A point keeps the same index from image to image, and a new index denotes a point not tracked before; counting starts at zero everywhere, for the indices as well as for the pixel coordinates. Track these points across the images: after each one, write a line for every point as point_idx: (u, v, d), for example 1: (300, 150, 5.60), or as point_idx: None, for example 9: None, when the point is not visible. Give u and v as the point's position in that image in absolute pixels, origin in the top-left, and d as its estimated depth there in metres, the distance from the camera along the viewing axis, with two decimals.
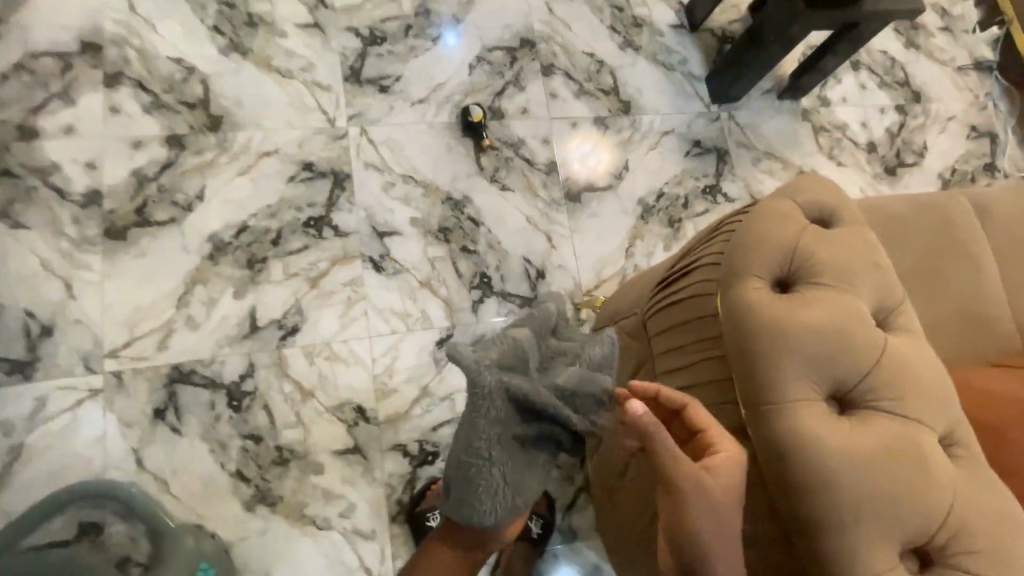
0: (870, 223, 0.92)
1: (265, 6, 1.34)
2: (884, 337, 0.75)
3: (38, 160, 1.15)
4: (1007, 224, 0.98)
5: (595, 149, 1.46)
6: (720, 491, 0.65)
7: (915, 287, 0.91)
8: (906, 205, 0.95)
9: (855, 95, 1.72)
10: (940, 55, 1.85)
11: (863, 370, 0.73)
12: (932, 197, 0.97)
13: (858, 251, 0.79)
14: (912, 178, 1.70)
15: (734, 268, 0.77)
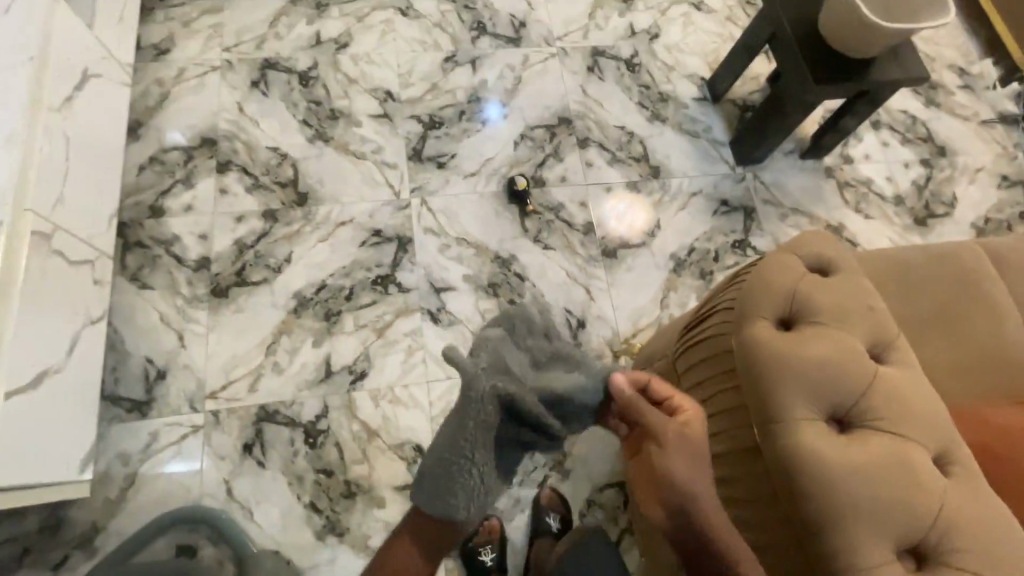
0: (882, 269, 1.00)
1: (345, 102, 1.61)
2: (877, 368, 0.84)
3: (163, 233, 1.40)
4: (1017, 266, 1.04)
5: (629, 208, 1.61)
6: (687, 447, 0.79)
7: (929, 327, 0.98)
8: (916, 250, 1.03)
9: (878, 152, 1.81)
10: (961, 111, 1.93)
11: (859, 397, 0.83)
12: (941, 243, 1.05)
13: (856, 293, 0.89)
14: (944, 227, 1.74)
15: (745, 311, 0.88)
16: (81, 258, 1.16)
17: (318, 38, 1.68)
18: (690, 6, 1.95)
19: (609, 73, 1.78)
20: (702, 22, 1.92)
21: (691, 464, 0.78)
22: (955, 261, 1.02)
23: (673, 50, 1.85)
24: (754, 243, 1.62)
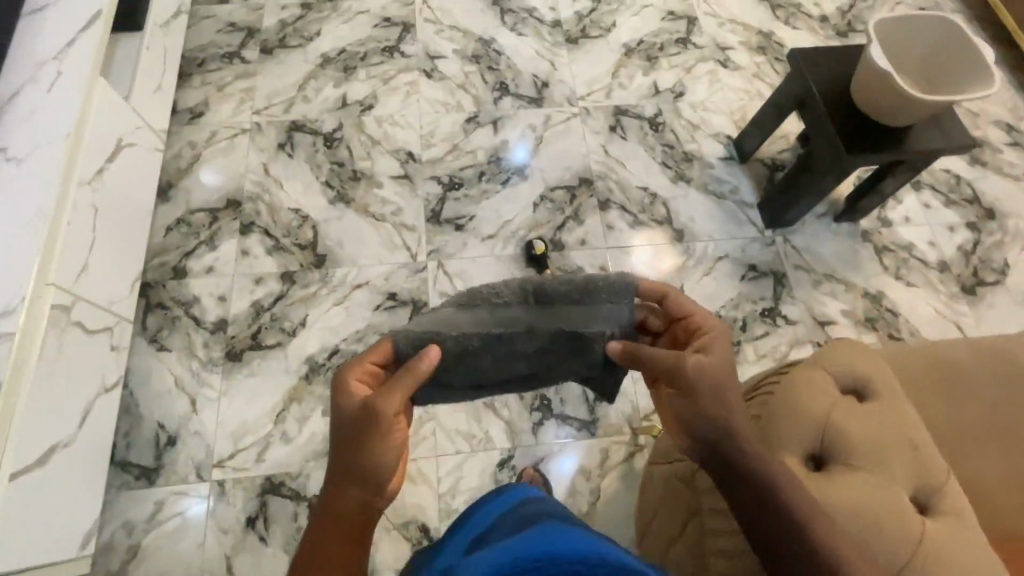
0: (927, 375, 0.92)
1: (367, 163, 1.63)
2: (921, 523, 0.76)
3: (184, 294, 1.43)
4: None
5: (653, 250, 1.59)
6: (713, 374, 0.80)
7: (986, 443, 0.89)
8: (969, 351, 0.94)
9: (919, 214, 1.71)
10: (1010, 170, 1.82)
11: (903, 556, 0.74)
12: (999, 341, 0.95)
13: (893, 428, 0.82)
14: (996, 297, 1.62)
15: (769, 439, 0.81)
16: (99, 326, 1.17)
17: (344, 100, 1.73)
18: (716, 63, 1.92)
19: (633, 132, 1.76)
20: (728, 79, 1.90)
21: (717, 387, 0.79)
22: (1012, 359, 0.93)
23: (698, 108, 1.83)
24: (784, 312, 1.54)
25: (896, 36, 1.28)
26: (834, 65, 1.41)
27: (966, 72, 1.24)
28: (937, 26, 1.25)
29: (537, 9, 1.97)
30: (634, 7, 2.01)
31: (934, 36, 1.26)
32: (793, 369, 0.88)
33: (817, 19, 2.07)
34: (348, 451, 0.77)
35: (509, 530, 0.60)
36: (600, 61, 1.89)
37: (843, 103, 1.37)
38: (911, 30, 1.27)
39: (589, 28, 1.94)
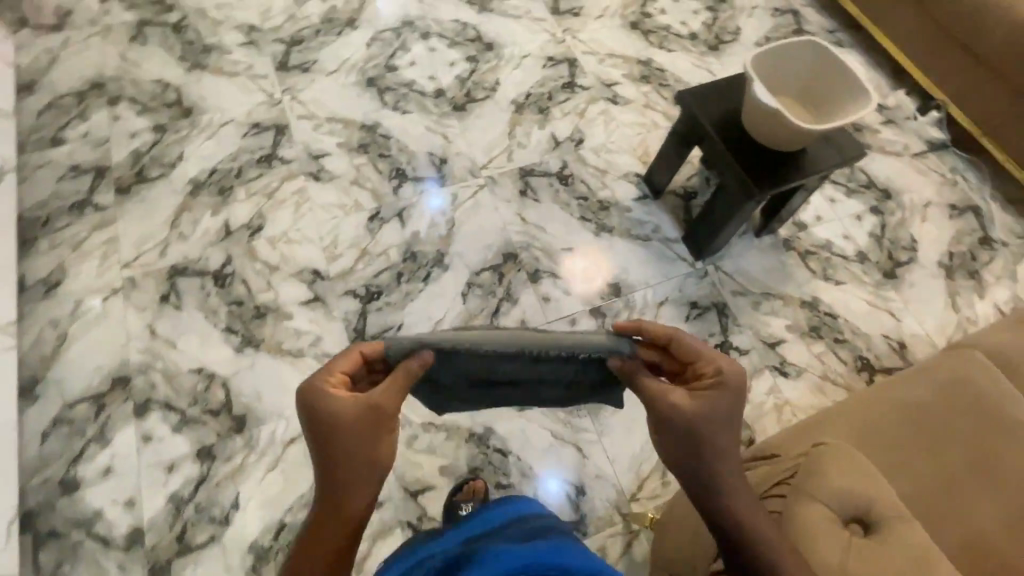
0: (906, 432, 0.92)
1: (270, 294, 1.46)
2: None
3: (83, 512, 1.21)
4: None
5: (589, 265, 1.60)
6: (697, 417, 0.80)
7: (984, 487, 0.88)
8: (930, 391, 0.95)
9: (827, 210, 1.78)
10: (891, 147, 1.94)
11: None
12: (949, 368, 0.98)
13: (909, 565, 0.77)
14: (914, 274, 1.70)
15: None
16: None
17: (227, 227, 1.55)
18: (606, 102, 1.92)
19: (544, 191, 1.71)
20: (622, 116, 1.89)
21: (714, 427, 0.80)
22: (966, 384, 0.96)
23: (601, 152, 1.81)
24: (734, 343, 1.53)
25: (768, 66, 1.32)
26: (719, 100, 1.41)
27: (841, 87, 1.29)
28: (802, 51, 1.30)
29: (416, 82, 1.88)
30: (513, 60, 1.97)
31: (802, 61, 1.31)
32: (794, 504, 0.83)
33: (687, 37, 2.12)
34: (347, 457, 0.77)
35: (510, 540, 0.73)
36: (493, 124, 1.82)
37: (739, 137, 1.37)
38: (780, 59, 1.31)
39: (473, 92, 1.88)
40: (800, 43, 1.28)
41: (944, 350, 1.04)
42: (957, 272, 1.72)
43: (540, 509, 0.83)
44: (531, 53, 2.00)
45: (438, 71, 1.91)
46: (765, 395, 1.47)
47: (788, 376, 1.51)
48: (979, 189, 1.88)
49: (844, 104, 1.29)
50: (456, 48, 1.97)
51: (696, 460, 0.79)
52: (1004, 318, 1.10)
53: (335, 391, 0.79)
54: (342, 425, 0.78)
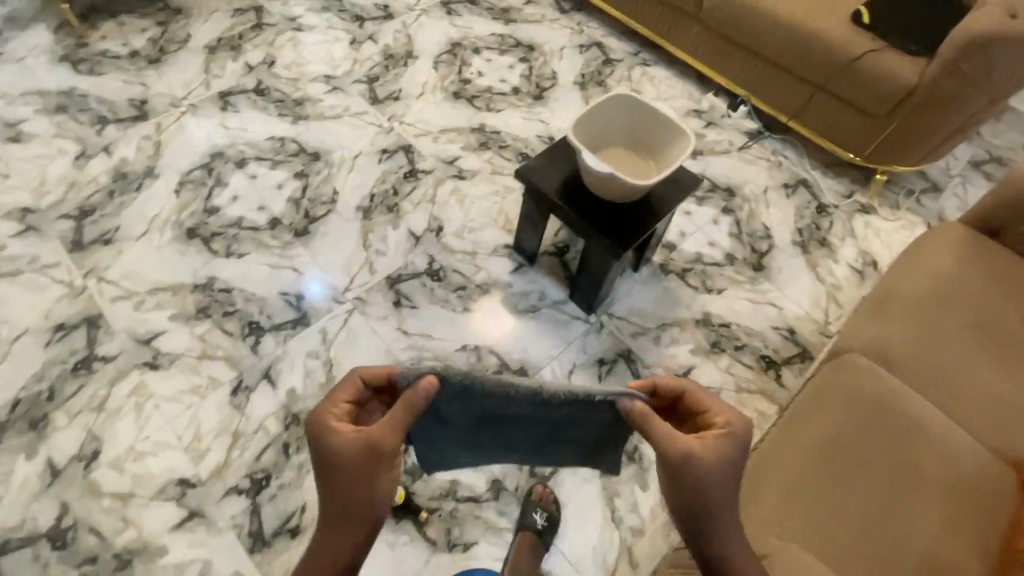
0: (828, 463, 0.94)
1: (132, 531, 1.22)
2: None
3: None
4: (906, 353, 1.06)
5: (496, 311, 1.60)
6: (710, 469, 0.80)
7: (907, 491, 0.92)
8: (833, 409, 0.99)
9: (687, 224, 1.86)
10: (719, 147, 2.08)
11: None
12: (842, 377, 1.02)
13: None
14: (778, 260, 1.81)
15: None
16: None
17: (53, 467, 1.28)
18: (453, 180, 1.86)
19: (418, 294, 1.60)
20: (473, 190, 1.85)
21: (723, 475, 0.80)
22: (862, 390, 1.00)
23: (463, 233, 1.74)
24: None
25: (584, 128, 1.35)
26: (554, 168, 1.38)
27: (657, 124, 1.33)
28: (608, 105, 1.34)
29: (244, 217, 1.70)
30: (345, 163, 1.86)
31: (613, 114, 1.36)
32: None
33: (510, 93, 2.15)
34: (344, 499, 0.79)
35: None
36: (343, 238, 1.69)
37: (586, 198, 1.35)
38: (593, 119, 1.35)
39: (312, 210, 1.73)
40: (603, 99, 1.32)
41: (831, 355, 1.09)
42: (810, 244, 1.87)
43: None
44: (361, 151, 1.90)
45: (266, 198, 1.74)
46: None
47: None
48: (802, 161, 2.07)
49: (667, 138, 1.33)
50: (280, 168, 1.82)
51: (697, 514, 0.80)
52: (871, 298, 1.17)
53: (337, 423, 0.82)
54: (343, 458, 0.80)
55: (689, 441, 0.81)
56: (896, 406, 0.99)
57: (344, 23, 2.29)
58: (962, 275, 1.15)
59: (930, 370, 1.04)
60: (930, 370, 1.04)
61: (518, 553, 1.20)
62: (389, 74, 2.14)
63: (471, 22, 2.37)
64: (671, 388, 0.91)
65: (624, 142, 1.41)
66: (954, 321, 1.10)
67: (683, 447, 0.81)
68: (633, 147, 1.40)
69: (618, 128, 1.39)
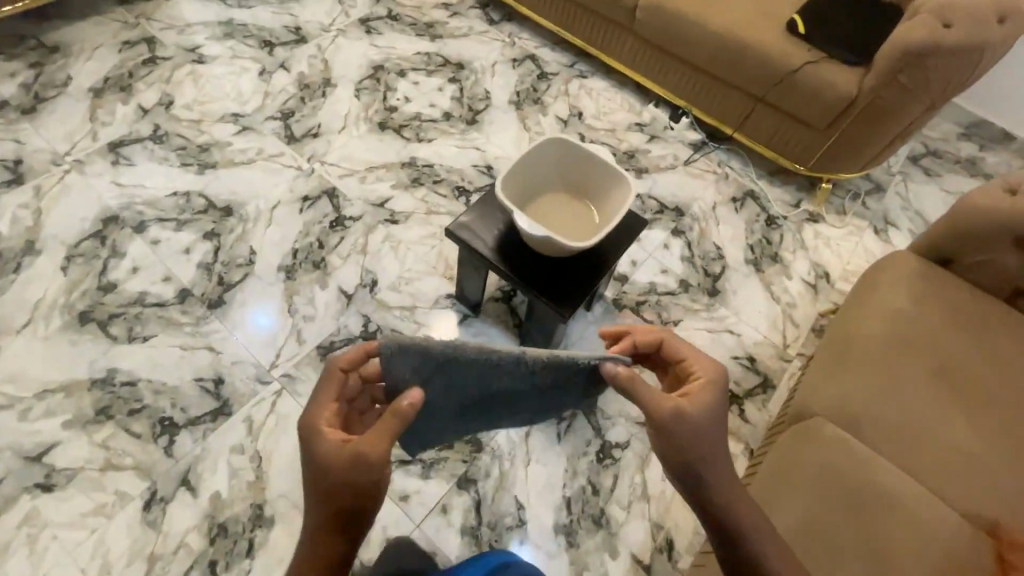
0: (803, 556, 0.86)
1: None
2: None
3: None
4: (869, 413, 0.99)
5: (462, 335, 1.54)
6: (697, 416, 0.87)
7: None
8: (803, 491, 0.91)
9: (638, 252, 1.77)
10: (664, 163, 2.01)
11: None
12: (807, 449, 0.96)
13: None
14: (732, 282, 1.76)
15: None
16: None
17: None
18: (384, 224, 1.71)
19: None
20: (408, 234, 1.70)
21: (710, 420, 0.88)
22: (829, 459, 0.94)
23: (400, 286, 1.60)
24: (613, 440, 1.43)
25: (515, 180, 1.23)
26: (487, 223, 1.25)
27: (595, 169, 1.22)
28: (540, 153, 1.23)
29: (147, 292, 1.50)
30: (261, 216, 1.67)
31: (546, 162, 1.25)
32: None
33: (441, 118, 2.00)
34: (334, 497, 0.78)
35: None
36: (265, 306, 1.52)
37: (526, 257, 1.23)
38: (523, 169, 1.23)
39: (226, 276, 1.55)
40: (533, 149, 1.21)
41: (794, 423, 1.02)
42: (763, 261, 1.82)
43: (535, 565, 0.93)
44: (279, 200, 1.72)
45: (172, 267, 1.55)
46: (664, 481, 1.39)
47: None
48: (748, 171, 2.02)
49: (606, 185, 1.22)
50: (186, 229, 1.62)
51: (690, 460, 0.86)
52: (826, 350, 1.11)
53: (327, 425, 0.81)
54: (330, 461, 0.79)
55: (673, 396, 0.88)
56: (866, 474, 0.92)
57: (250, 51, 2.07)
58: (917, 313, 1.11)
59: (895, 429, 0.98)
60: (895, 429, 0.97)
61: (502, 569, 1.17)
62: (305, 107, 1.95)
63: (392, 40, 2.19)
64: (649, 341, 0.99)
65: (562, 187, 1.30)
66: (915, 366, 1.04)
67: (670, 406, 0.86)
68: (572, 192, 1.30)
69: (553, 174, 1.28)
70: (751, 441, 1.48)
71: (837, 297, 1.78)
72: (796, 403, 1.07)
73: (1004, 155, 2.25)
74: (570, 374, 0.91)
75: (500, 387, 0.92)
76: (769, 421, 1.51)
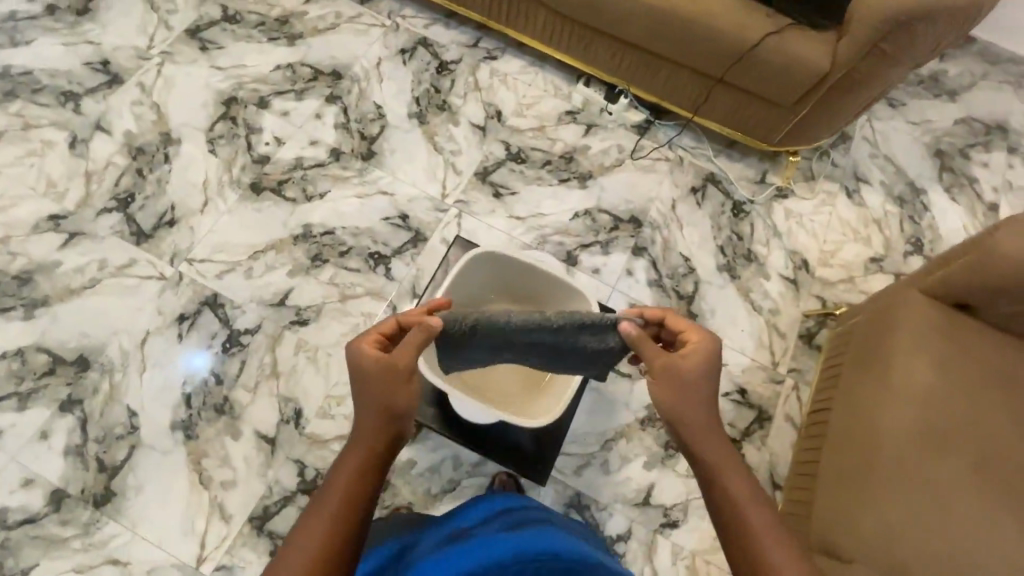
0: None
1: None
2: None
3: None
4: (915, 489, 0.90)
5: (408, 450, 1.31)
6: (691, 367, 0.82)
7: None
8: None
9: (598, 288, 1.53)
10: (609, 159, 1.68)
11: None
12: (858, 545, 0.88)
13: None
14: (707, 298, 1.55)
15: None
16: None
17: None
18: (292, 329, 1.38)
19: None
20: (324, 335, 1.39)
21: (703, 370, 0.82)
22: (886, 547, 0.87)
23: (331, 410, 1.32)
24: (613, 534, 1.30)
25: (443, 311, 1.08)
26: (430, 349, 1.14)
27: (540, 280, 1.12)
28: (466, 268, 1.09)
29: (8, 508, 1.18)
30: (130, 361, 1.31)
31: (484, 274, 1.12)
32: None
33: (329, 159, 1.59)
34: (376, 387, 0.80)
35: (501, 526, 0.81)
36: (168, 484, 1.22)
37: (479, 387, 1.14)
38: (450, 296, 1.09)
39: (107, 457, 1.23)
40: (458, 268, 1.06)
41: (833, 492, 0.96)
42: (737, 263, 1.60)
43: (530, 507, 0.93)
44: (148, 330, 1.34)
45: (30, 465, 1.21)
46: (673, 566, 1.28)
47: (680, 525, 1.31)
48: (704, 147, 1.72)
49: (557, 295, 1.13)
50: (34, 405, 1.25)
51: (673, 414, 0.81)
52: (852, 414, 1.02)
53: (364, 341, 0.86)
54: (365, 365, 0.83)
55: (664, 359, 0.84)
56: (921, 548, 0.86)
57: (47, 112, 1.54)
58: (946, 388, 0.96)
59: (948, 502, 0.88)
60: (948, 502, 0.89)
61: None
62: (147, 184, 1.49)
63: (239, 55, 1.67)
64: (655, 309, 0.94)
65: (502, 294, 1.18)
66: (954, 465, 0.91)
67: (660, 363, 0.84)
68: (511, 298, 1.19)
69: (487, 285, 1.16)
70: None
71: (819, 288, 1.61)
72: (829, 529, 0.93)
73: (969, 61, 2.00)
74: (589, 337, 0.95)
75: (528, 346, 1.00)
76: (770, 462, 1.39)
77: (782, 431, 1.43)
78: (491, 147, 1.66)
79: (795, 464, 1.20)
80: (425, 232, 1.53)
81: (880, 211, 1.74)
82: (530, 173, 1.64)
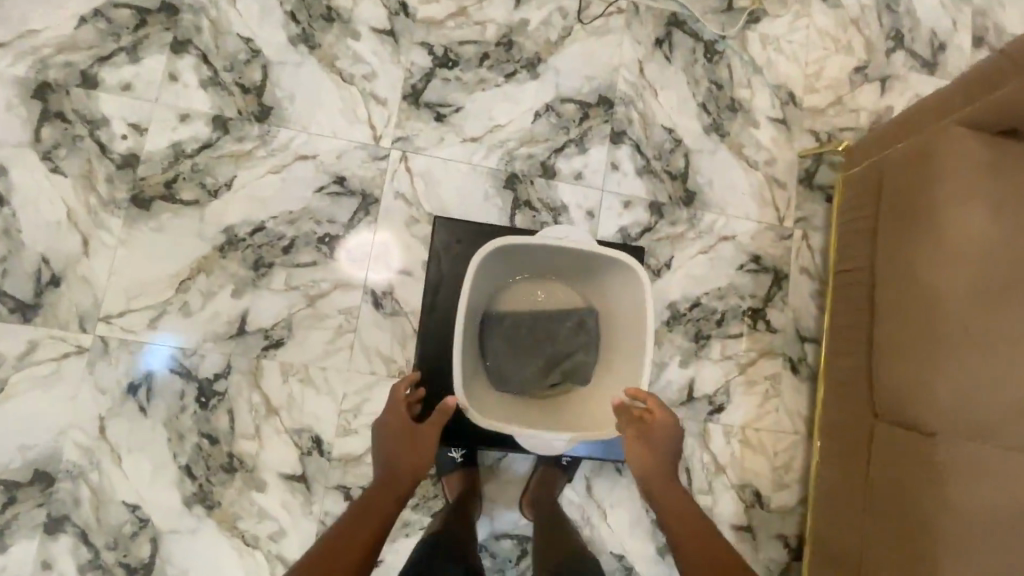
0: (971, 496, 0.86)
1: None
2: None
3: None
4: (983, 336, 0.90)
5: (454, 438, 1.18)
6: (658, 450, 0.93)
7: None
8: (953, 446, 0.88)
9: (587, 195, 1.34)
10: (554, 29, 1.37)
11: None
12: (943, 405, 0.89)
13: None
14: (700, 170, 1.39)
15: None
16: None
17: None
18: (268, 356, 1.18)
19: None
20: (307, 350, 1.19)
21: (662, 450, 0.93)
22: (963, 399, 0.88)
23: (352, 425, 1.19)
24: None
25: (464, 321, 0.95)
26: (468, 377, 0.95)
27: (558, 253, 1.00)
28: (479, 266, 0.95)
29: None
30: (99, 454, 1.11)
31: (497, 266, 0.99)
32: None
33: (216, 132, 1.22)
34: (407, 452, 0.98)
35: None
36: (212, 558, 1.12)
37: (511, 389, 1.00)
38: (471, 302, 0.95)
39: (132, 559, 1.10)
40: (473, 274, 0.91)
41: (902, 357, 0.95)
42: (723, 118, 1.42)
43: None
44: (101, 414, 1.12)
45: None
46: (727, 445, 1.33)
47: (726, 406, 1.34)
48: None
49: (580, 260, 1.00)
50: (15, 540, 1.07)
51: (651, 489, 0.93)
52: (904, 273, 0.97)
53: (394, 410, 1.03)
54: (392, 437, 1.00)
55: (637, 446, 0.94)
56: (992, 389, 0.89)
57: None
58: (997, 227, 0.92)
59: (1008, 339, 0.90)
60: (1007, 340, 0.90)
61: (533, 493, 1.18)
62: None
63: (20, 17, 1.18)
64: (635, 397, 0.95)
65: (515, 275, 1.05)
66: (1014, 311, 0.92)
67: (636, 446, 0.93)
68: (534, 276, 1.05)
69: (499, 273, 1.02)
70: (786, 350, 1.38)
71: (809, 121, 1.47)
72: (903, 406, 0.93)
73: None
74: (581, 322, 1.03)
75: (531, 334, 1.01)
76: (794, 320, 1.39)
77: (801, 285, 1.40)
78: (411, 54, 1.31)
79: (830, 332, 1.18)
80: (373, 190, 1.26)
81: (857, 8, 1.53)
82: (468, 78, 1.32)
